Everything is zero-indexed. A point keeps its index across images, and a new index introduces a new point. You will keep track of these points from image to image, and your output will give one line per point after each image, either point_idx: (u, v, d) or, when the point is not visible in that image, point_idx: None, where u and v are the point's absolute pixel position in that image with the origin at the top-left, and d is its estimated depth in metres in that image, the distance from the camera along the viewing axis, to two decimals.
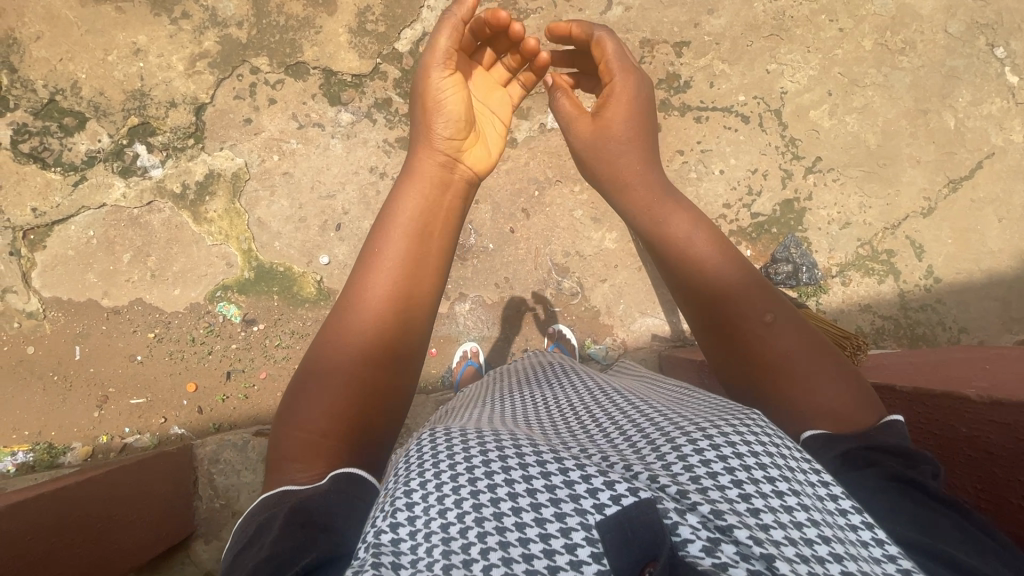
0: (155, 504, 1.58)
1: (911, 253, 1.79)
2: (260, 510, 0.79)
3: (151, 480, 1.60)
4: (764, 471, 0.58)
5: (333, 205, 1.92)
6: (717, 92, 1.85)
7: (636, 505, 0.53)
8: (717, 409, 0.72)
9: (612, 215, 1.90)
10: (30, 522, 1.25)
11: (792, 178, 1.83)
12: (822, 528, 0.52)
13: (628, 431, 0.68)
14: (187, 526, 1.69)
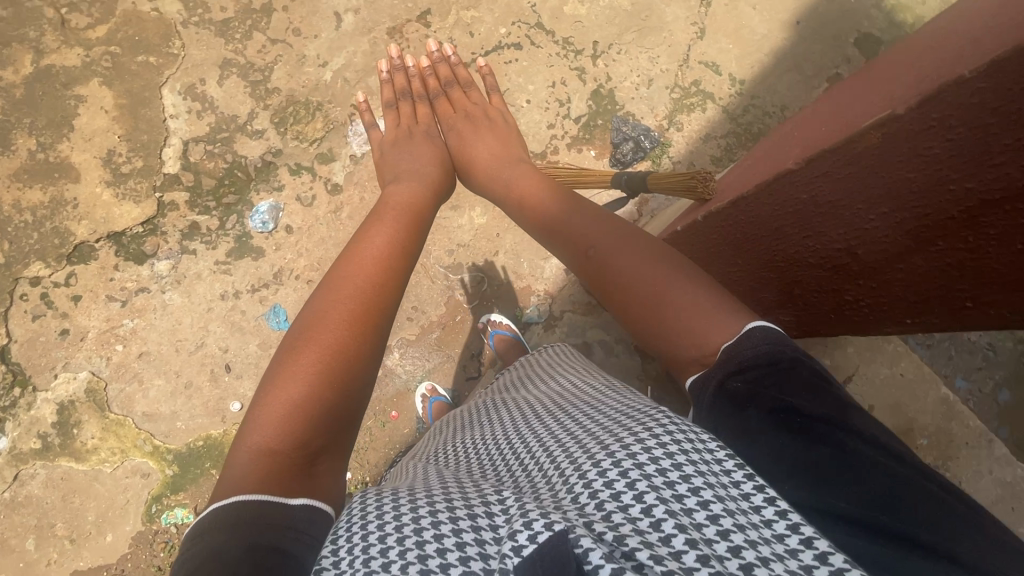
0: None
1: (710, 74, 1.93)
2: (208, 524, 0.74)
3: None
4: (675, 485, 0.60)
5: (209, 352, 1.74)
6: (480, 38, 1.89)
7: (551, 537, 0.51)
8: (627, 421, 0.75)
9: (466, 194, 1.88)
10: None
11: (586, 71, 1.90)
12: (720, 522, 0.56)
13: (558, 459, 0.69)
14: None
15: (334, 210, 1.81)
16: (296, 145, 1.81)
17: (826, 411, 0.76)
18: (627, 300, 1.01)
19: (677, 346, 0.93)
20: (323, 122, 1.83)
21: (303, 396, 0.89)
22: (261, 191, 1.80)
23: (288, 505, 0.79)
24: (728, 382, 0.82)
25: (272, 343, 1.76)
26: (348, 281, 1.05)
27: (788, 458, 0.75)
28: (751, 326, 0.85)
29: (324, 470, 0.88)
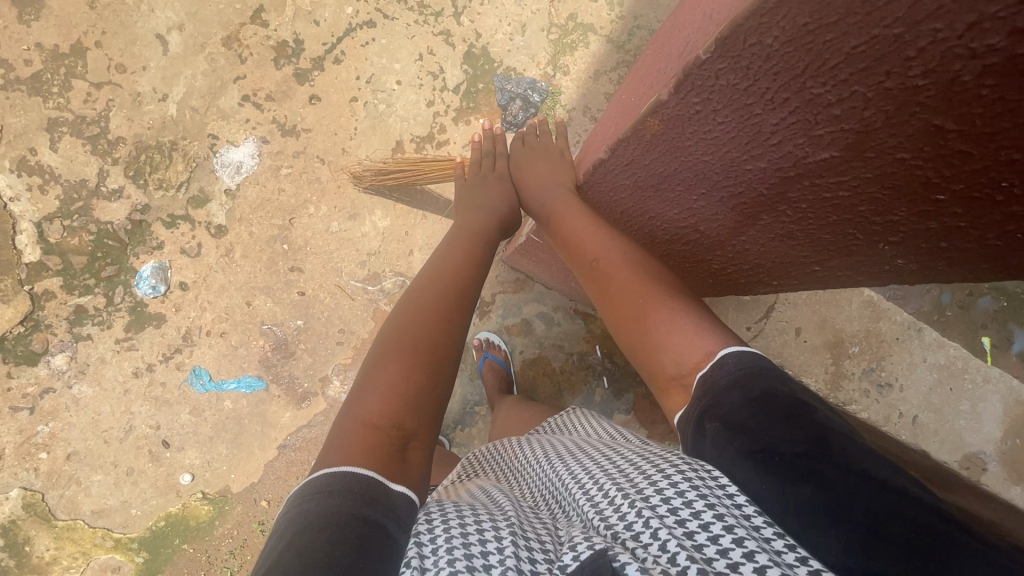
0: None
1: (585, 3, 1.77)
2: (325, 481, 0.72)
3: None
4: (694, 519, 0.59)
5: (141, 433, 1.66)
6: (328, 24, 1.71)
7: (592, 555, 0.52)
8: (648, 458, 0.74)
9: (362, 198, 1.72)
10: None
11: (453, 33, 1.73)
12: (731, 552, 0.54)
13: (590, 484, 0.69)
14: None
15: (225, 253, 1.68)
16: (162, 195, 1.65)
17: (808, 443, 0.65)
18: (618, 309, 0.94)
19: (663, 371, 0.86)
20: (182, 162, 1.66)
21: (401, 376, 0.88)
22: (140, 253, 1.65)
23: (393, 488, 0.74)
24: (708, 422, 0.74)
25: (204, 406, 1.68)
26: (440, 282, 1.03)
27: (772, 500, 0.63)
28: (721, 355, 0.78)
29: (416, 458, 0.82)
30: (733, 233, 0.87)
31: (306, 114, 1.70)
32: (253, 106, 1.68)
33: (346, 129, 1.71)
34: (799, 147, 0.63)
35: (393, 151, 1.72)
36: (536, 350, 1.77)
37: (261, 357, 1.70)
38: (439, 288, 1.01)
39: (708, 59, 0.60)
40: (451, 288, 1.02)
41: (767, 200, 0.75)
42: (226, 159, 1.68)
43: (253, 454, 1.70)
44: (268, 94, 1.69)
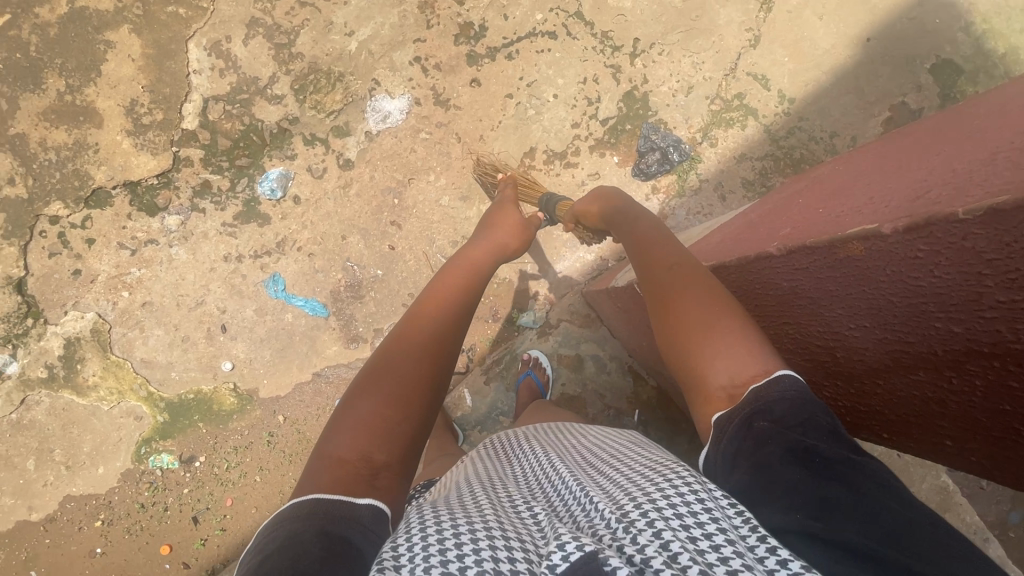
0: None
1: (758, 87, 1.77)
2: (290, 513, 0.70)
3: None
4: (696, 527, 0.58)
5: (208, 310, 1.79)
6: (515, 21, 1.79)
7: (582, 558, 0.52)
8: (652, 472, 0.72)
9: (478, 185, 1.80)
10: None
11: (622, 70, 1.78)
12: (729, 561, 0.53)
13: (590, 493, 0.69)
14: None
15: (342, 186, 1.80)
16: (313, 115, 1.79)
17: (846, 454, 0.64)
18: (673, 312, 0.87)
19: (706, 377, 0.77)
20: (342, 94, 1.80)
21: (372, 408, 0.85)
22: (273, 158, 1.80)
23: (356, 504, 0.73)
24: (757, 422, 0.69)
25: (268, 310, 1.79)
26: (422, 328, 1.01)
27: (798, 492, 0.62)
28: (780, 372, 0.72)
29: (388, 486, 0.79)
30: (869, 372, 0.82)
31: (463, 93, 1.79)
32: (421, 70, 1.80)
33: (491, 120, 1.79)
34: (1010, 330, 0.61)
35: (523, 156, 1.79)
36: (577, 389, 1.74)
37: (333, 289, 1.80)
38: (421, 328, 1.01)
39: (965, 219, 0.60)
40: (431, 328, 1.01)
41: (933, 361, 0.71)
42: (378, 106, 1.80)
43: (290, 370, 1.81)
44: (438, 64, 1.80)
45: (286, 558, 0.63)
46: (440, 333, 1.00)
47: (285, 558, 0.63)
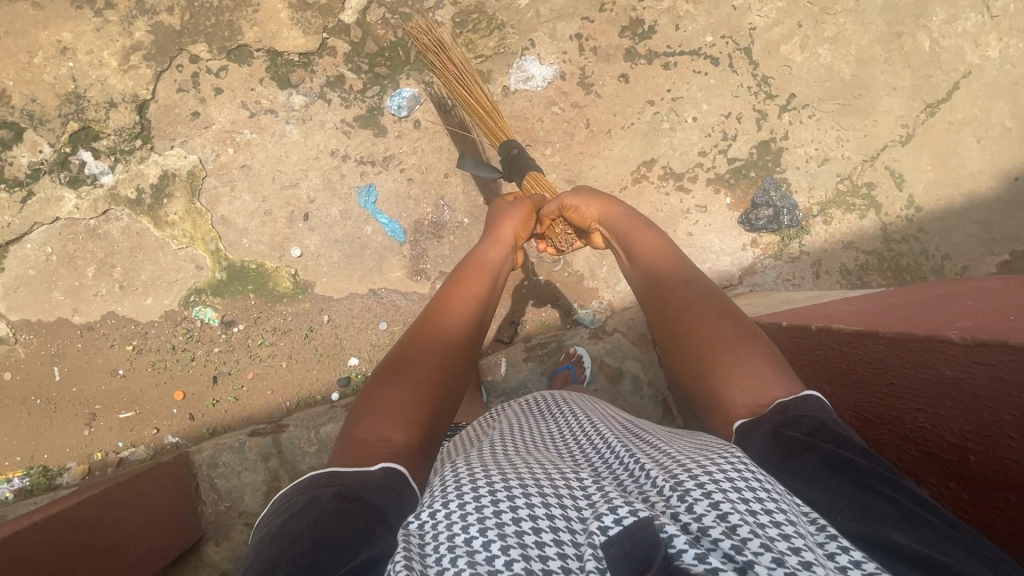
0: (171, 538, 1.54)
1: (891, 184, 1.75)
2: (309, 481, 0.77)
3: (158, 500, 1.56)
4: (755, 502, 0.60)
5: (298, 194, 1.84)
6: (684, 35, 1.78)
7: (636, 525, 0.56)
8: (705, 450, 0.74)
9: (588, 175, 1.81)
10: (38, 553, 1.20)
11: (767, 119, 1.77)
12: (792, 540, 0.55)
13: (641, 462, 0.72)
14: (181, 535, 1.59)
15: (463, 128, 1.82)
16: (462, 52, 1.81)
17: (887, 471, 0.67)
18: (699, 340, 0.98)
19: (730, 393, 0.88)
20: (495, 42, 1.81)
21: (397, 400, 0.93)
22: (410, 77, 1.83)
23: (367, 471, 0.80)
24: (786, 432, 0.76)
25: (353, 215, 1.83)
26: (434, 326, 1.07)
27: (836, 497, 0.65)
28: (806, 391, 0.82)
29: (406, 456, 0.86)
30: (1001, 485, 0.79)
31: (609, 84, 1.80)
32: (578, 46, 1.80)
33: (625, 119, 1.80)
34: None
35: (640, 164, 1.80)
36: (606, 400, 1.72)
37: (419, 219, 1.84)
38: (438, 327, 1.07)
39: None
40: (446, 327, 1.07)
41: None
42: (525, 66, 1.81)
43: (351, 278, 1.85)
44: (595, 47, 1.80)
45: (306, 519, 0.70)
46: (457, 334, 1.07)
47: (305, 518, 0.70)
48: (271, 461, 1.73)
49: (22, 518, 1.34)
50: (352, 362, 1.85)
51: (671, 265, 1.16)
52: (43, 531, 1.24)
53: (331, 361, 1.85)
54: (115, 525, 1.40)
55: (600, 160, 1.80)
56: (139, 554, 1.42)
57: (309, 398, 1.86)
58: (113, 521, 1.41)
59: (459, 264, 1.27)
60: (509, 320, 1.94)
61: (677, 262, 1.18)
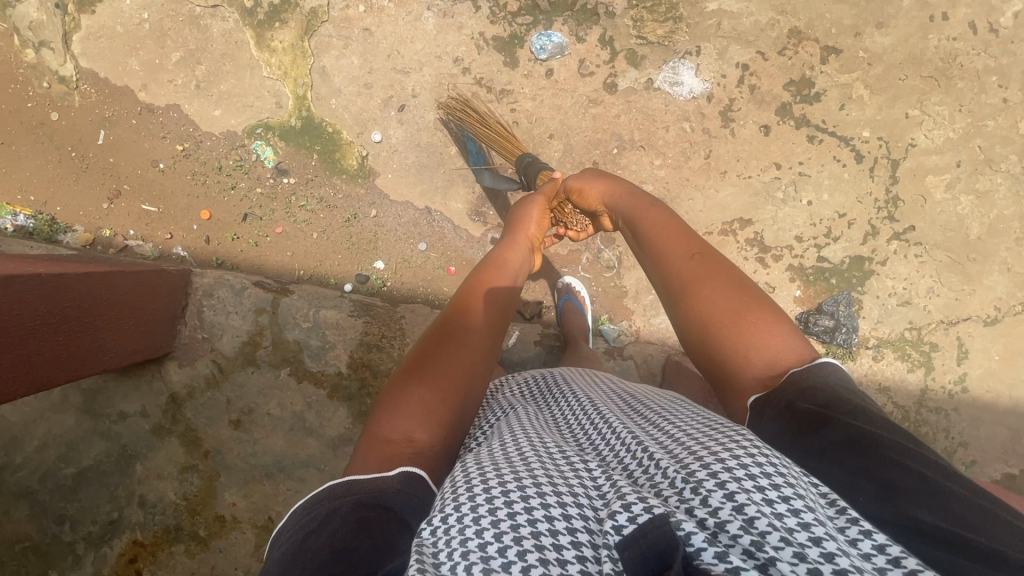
0: (133, 349, 1.53)
1: (954, 355, 1.71)
2: (325, 492, 0.73)
3: (142, 307, 1.54)
4: (768, 486, 0.56)
5: (404, 83, 1.76)
6: (845, 117, 1.68)
7: (652, 522, 0.50)
8: (709, 432, 0.69)
9: (682, 203, 1.74)
10: (45, 301, 1.19)
11: (876, 236, 1.70)
12: (813, 530, 0.50)
13: (648, 448, 0.67)
14: (151, 343, 1.60)
15: (590, 99, 1.73)
16: (627, 25, 1.71)
17: (900, 448, 0.67)
18: (705, 320, 0.99)
19: (743, 369, 0.91)
20: (664, 32, 1.70)
21: (417, 395, 0.90)
22: (565, 24, 1.72)
23: (387, 476, 0.76)
24: (802, 405, 0.79)
25: (445, 129, 1.76)
26: (454, 326, 1.04)
27: (859, 476, 0.66)
28: (824, 358, 0.84)
29: (431, 459, 0.82)
30: None
31: (748, 128, 1.71)
32: (739, 76, 1.70)
33: (745, 169, 1.72)
34: None
35: (736, 219, 1.73)
36: None
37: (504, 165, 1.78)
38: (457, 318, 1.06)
39: None
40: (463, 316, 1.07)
41: None
42: (678, 70, 1.71)
43: (415, 187, 1.79)
44: (755, 85, 1.70)
45: (326, 534, 0.67)
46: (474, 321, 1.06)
47: (325, 533, 0.67)
48: (262, 317, 1.75)
49: (29, 260, 1.31)
50: (377, 265, 1.83)
51: (670, 242, 1.14)
52: (57, 283, 1.22)
53: (359, 254, 1.82)
54: (104, 318, 1.38)
55: (699, 195, 1.74)
56: (106, 353, 1.41)
57: (322, 277, 1.84)
58: (102, 310, 1.38)
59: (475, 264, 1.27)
60: (537, 299, 1.91)
61: (678, 236, 1.14)
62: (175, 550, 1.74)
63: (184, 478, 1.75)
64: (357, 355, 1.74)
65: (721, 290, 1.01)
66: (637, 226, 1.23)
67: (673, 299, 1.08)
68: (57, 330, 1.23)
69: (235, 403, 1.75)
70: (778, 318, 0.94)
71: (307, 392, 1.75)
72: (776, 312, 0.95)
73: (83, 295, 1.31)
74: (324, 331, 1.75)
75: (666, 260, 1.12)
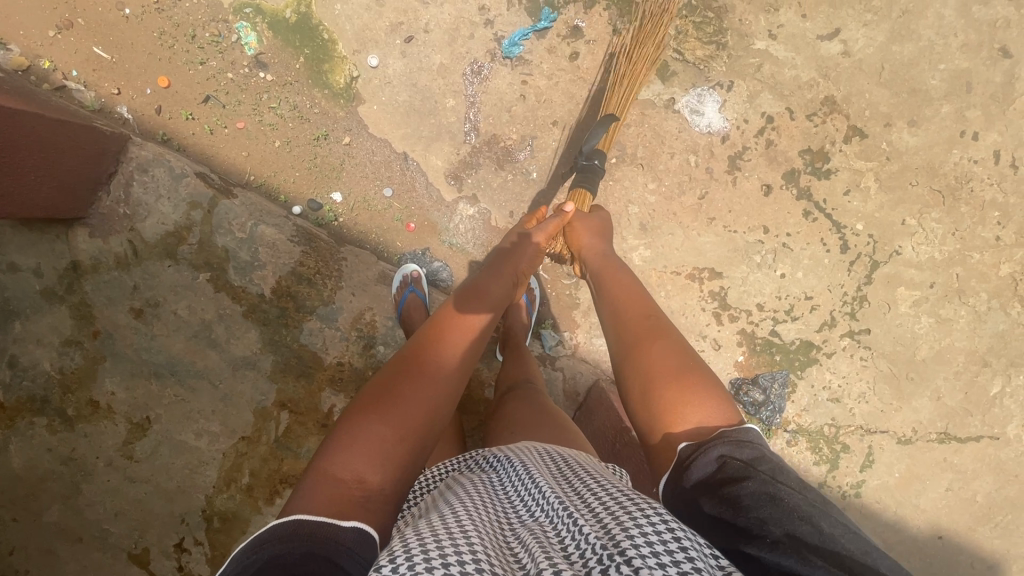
0: (30, 203, 1.35)
1: (859, 461, 1.74)
2: (268, 534, 0.80)
3: (49, 161, 1.36)
4: (667, 559, 0.58)
5: (419, 13, 1.59)
6: (845, 203, 1.63)
7: None
8: (619, 497, 0.71)
9: (661, 235, 1.68)
10: None
11: (831, 328, 1.69)
12: None
13: (564, 519, 0.68)
14: (60, 208, 1.45)
15: (606, 98, 1.62)
16: (668, 34, 1.58)
17: (806, 508, 0.72)
18: (646, 374, 1.01)
19: (673, 424, 0.91)
20: (703, 54, 1.59)
21: (374, 437, 0.95)
22: (606, 9, 1.58)
23: (336, 526, 0.82)
24: (731, 460, 0.81)
25: (447, 78, 1.62)
26: (422, 358, 1.07)
27: (766, 525, 0.71)
28: (748, 424, 0.87)
29: (376, 508, 0.89)
30: None
31: (750, 182, 1.65)
32: (760, 126, 1.62)
33: (732, 221, 1.66)
34: None
35: (708, 267, 1.68)
36: None
37: (497, 137, 1.65)
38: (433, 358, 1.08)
39: None
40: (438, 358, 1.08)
41: None
42: (703, 99, 1.61)
43: (398, 129, 1.65)
44: (772, 141, 1.62)
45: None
46: (450, 363, 1.09)
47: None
48: (194, 212, 1.61)
49: None
50: (334, 197, 1.70)
51: (632, 302, 1.19)
52: None
53: (319, 179, 1.68)
54: (1, 164, 1.24)
55: (680, 233, 1.68)
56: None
57: (272, 190, 1.69)
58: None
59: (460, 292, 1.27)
60: None
61: (641, 300, 1.19)
62: (37, 421, 1.65)
63: (65, 351, 1.64)
64: (286, 282, 1.65)
65: (668, 351, 1.03)
66: (611, 281, 1.29)
67: (625, 349, 1.09)
68: None
69: (141, 291, 1.63)
70: (713, 384, 0.95)
71: (222, 304, 1.65)
72: (715, 381, 0.96)
73: None
74: (256, 247, 1.63)
75: (629, 315, 1.15)
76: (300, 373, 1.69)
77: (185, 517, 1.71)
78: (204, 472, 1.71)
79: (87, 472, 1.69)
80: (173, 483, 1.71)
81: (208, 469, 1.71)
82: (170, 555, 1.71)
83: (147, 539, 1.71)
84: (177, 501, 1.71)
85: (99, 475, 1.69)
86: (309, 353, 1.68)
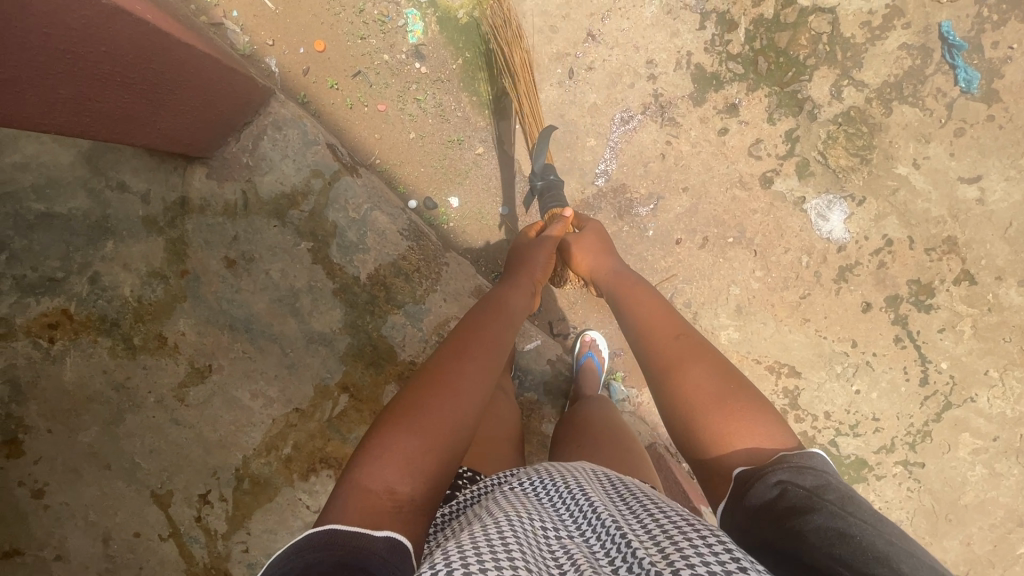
0: (181, 139, 1.33)
1: None
2: (304, 541, 0.72)
3: (212, 104, 1.34)
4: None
5: (588, 49, 1.60)
6: (937, 340, 1.67)
7: None
8: (676, 514, 0.65)
9: (754, 322, 1.70)
10: (137, 60, 1.03)
11: (888, 453, 1.72)
12: None
13: (617, 530, 0.63)
14: (199, 145, 1.43)
15: (742, 180, 1.64)
16: (819, 135, 1.61)
17: (886, 548, 0.60)
18: (683, 394, 0.89)
19: (723, 449, 0.80)
20: (845, 164, 1.62)
21: (399, 447, 0.86)
22: (766, 95, 1.60)
23: (372, 537, 0.75)
24: (793, 487, 0.69)
25: (595, 118, 1.62)
26: (445, 368, 0.99)
27: (835, 565, 0.59)
28: (814, 452, 0.75)
29: (412, 522, 0.81)
30: None
31: (853, 297, 1.67)
32: (878, 247, 1.64)
33: (825, 328, 1.69)
34: None
35: (791, 365, 1.70)
36: None
37: (626, 188, 1.66)
38: (456, 367, 1.01)
39: None
40: (460, 365, 1.01)
41: None
42: (832, 206, 1.64)
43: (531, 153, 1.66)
44: (885, 264, 1.65)
45: None
46: (471, 369, 1.01)
47: None
48: (315, 180, 1.59)
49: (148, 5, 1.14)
50: (451, 201, 1.71)
51: (655, 319, 1.09)
52: (158, 47, 1.06)
53: (440, 180, 1.70)
54: (179, 104, 1.22)
55: (772, 324, 1.70)
56: (140, 121, 1.14)
57: (392, 178, 1.70)
58: (160, 71, 1.10)
59: (478, 303, 1.23)
60: (568, 321, 1.85)
61: (664, 312, 1.10)
62: (101, 341, 1.62)
63: (148, 282, 1.61)
64: (384, 271, 1.64)
65: (697, 368, 0.92)
66: (624, 296, 1.23)
67: (651, 369, 0.99)
68: (131, 96, 1.07)
69: (240, 244, 1.61)
70: (756, 403, 0.84)
71: (316, 275, 1.64)
72: (761, 400, 0.85)
73: (174, 72, 1.14)
74: (365, 231, 1.63)
75: (650, 331, 1.07)
76: (370, 362, 1.68)
77: (217, 471, 1.69)
78: (249, 432, 1.69)
79: (135, 404, 1.66)
80: (216, 436, 1.69)
81: (254, 430, 1.70)
82: (191, 504, 1.69)
83: (174, 483, 1.68)
84: (215, 454, 1.69)
85: (145, 409, 1.66)
86: (386, 345, 1.67)
